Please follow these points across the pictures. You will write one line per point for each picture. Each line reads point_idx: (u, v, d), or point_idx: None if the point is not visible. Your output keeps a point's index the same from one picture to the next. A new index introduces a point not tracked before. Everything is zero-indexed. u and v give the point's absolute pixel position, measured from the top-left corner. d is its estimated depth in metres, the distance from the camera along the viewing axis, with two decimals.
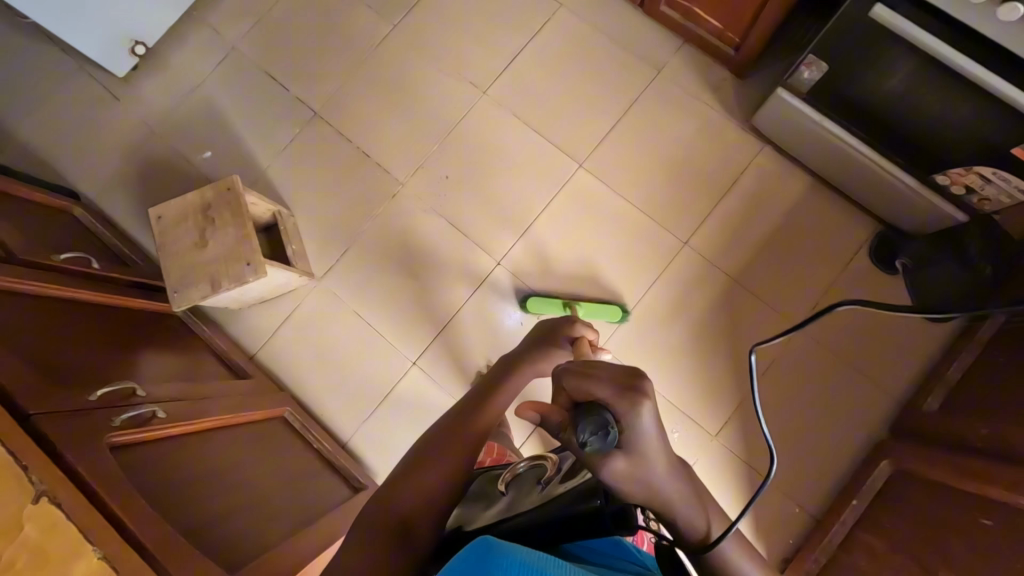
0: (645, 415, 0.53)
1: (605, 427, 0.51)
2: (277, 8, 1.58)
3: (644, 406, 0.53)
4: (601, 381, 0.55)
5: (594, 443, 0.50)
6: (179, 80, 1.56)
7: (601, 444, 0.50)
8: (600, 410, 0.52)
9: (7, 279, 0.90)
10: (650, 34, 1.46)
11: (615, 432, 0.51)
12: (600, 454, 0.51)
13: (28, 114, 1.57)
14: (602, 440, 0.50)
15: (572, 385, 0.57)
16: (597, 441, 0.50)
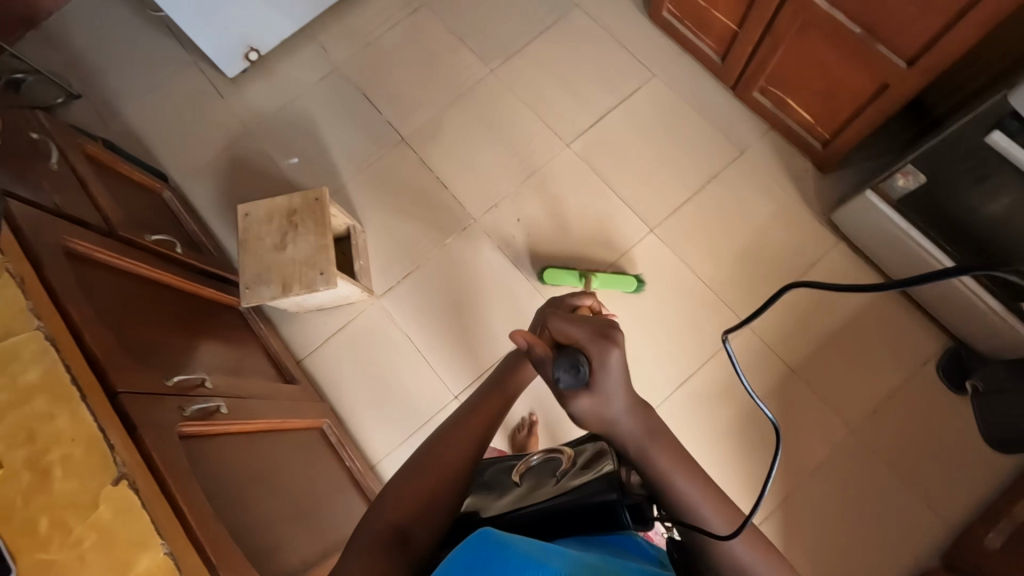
0: (612, 359, 0.61)
1: (577, 365, 0.60)
2: (385, 37, 1.67)
3: (612, 352, 0.61)
4: (580, 329, 0.63)
5: (565, 379, 0.60)
6: (281, 89, 1.65)
7: (570, 381, 0.60)
8: (574, 352, 0.61)
9: (107, 254, 0.94)
10: (738, 115, 1.49)
11: (586, 370, 0.60)
12: (572, 388, 0.60)
13: (138, 96, 1.67)
14: (573, 379, 0.60)
15: (557, 327, 0.65)
16: (568, 376, 0.60)
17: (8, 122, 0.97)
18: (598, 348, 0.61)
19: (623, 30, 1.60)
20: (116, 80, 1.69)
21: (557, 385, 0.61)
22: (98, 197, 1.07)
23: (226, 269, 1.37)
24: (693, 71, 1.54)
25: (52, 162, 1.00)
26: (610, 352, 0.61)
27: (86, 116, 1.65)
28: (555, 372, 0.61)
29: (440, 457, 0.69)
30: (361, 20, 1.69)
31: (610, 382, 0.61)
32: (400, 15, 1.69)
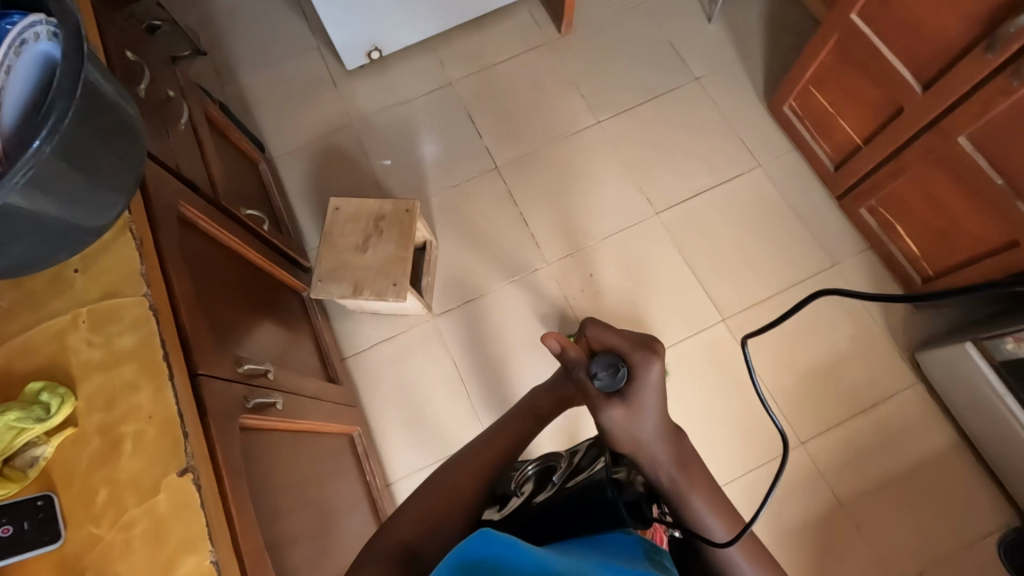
0: (653, 368, 0.59)
1: (614, 366, 0.58)
2: (503, 66, 1.70)
3: (654, 360, 0.59)
4: (617, 335, 0.64)
5: (602, 378, 0.58)
6: (392, 91, 1.69)
7: (608, 381, 0.58)
8: (611, 353, 0.60)
9: (209, 225, 0.95)
10: (837, 227, 1.45)
11: (624, 372, 0.58)
12: (607, 390, 0.58)
13: (258, 67, 1.73)
14: (612, 379, 0.58)
15: (593, 331, 0.66)
16: (605, 376, 0.58)
17: (154, 78, 1.01)
18: (636, 353, 0.60)
19: (737, 113, 1.58)
20: (242, 47, 1.76)
21: (595, 385, 0.59)
22: (211, 162, 1.09)
23: (300, 253, 1.38)
24: (799, 170, 1.51)
25: (181, 123, 1.03)
26: (649, 363, 0.59)
27: (207, 76, 1.72)
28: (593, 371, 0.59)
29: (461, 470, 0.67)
30: (483, 44, 1.73)
31: (647, 398, 0.57)
32: (521, 47, 1.72)
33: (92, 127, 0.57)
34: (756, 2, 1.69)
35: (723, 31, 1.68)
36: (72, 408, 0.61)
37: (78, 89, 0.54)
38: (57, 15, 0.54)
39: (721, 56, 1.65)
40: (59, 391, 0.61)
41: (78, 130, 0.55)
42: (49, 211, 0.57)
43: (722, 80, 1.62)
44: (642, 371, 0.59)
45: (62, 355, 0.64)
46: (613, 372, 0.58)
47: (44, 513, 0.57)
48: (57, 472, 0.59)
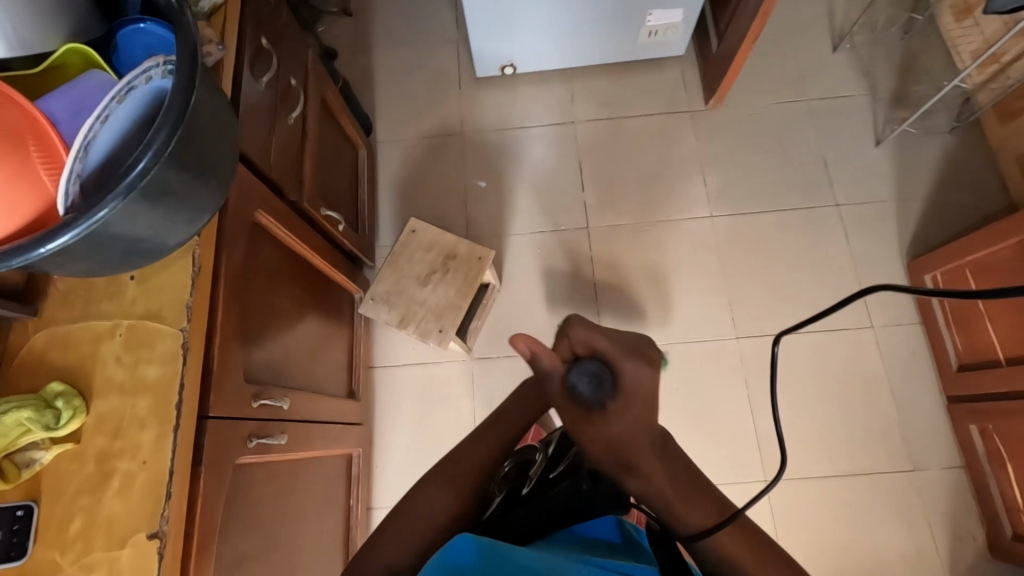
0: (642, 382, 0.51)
1: (597, 379, 0.50)
2: (633, 122, 1.59)
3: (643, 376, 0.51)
4: (606, 339, 0.54)
5: (585, 391, 0.50)
6: (513, 111, 1.62)
7: (591, 395, 0.50)
8: (595, 358, 0.52)
9: (279, 230, 0.93)
10: (934, 429, 1.27)
11: (606, 386, 0.50)
12: (584, 401, 0.50)
13: (393, 48, 1.73)
14: (595, 393, 0.50)
15: (577, 333, 0.55)
16: (585, 387, 0.50)
17: (281, 66, 0.99)
18: (632, 365, 0.51)
19: (866, 259, 1.40)
20: (387, 23, 1.75)
21: (574, 399, 0.51)
22: (308, 158, 1.07)
23: (365, 255, 1.37)
24: (915, 349, 1.32)
25: (292, 115, 1.01)
26: (645, 377, 0.51)
27: (343, 44, 1.74)
28: (575, 383, 0.51)
29: (434, 497, 0.53)
30: (620, 91, 1.62)
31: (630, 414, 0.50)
32: (658, 107, 1.59)
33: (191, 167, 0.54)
34: (940, 140, 1.46)
35: (887, 161, 1.47)
36: (80, 423, 0.61)
37: (183, 124, 0.51)
38: (176, 52, 0.51)
39: (873, 189, 1.46)
40: (74, 402, 0.61)
41: (177, 170, 0.52)
42: (129, 243, 0.54)
43: (863, 216, 1.44)
44: (633, 385, 0.51)
45: (89, 363, 0.63)
46: (599, 388, 0.50)
47: (20, 526, 0.57)
48: (46, 483, 0.59)
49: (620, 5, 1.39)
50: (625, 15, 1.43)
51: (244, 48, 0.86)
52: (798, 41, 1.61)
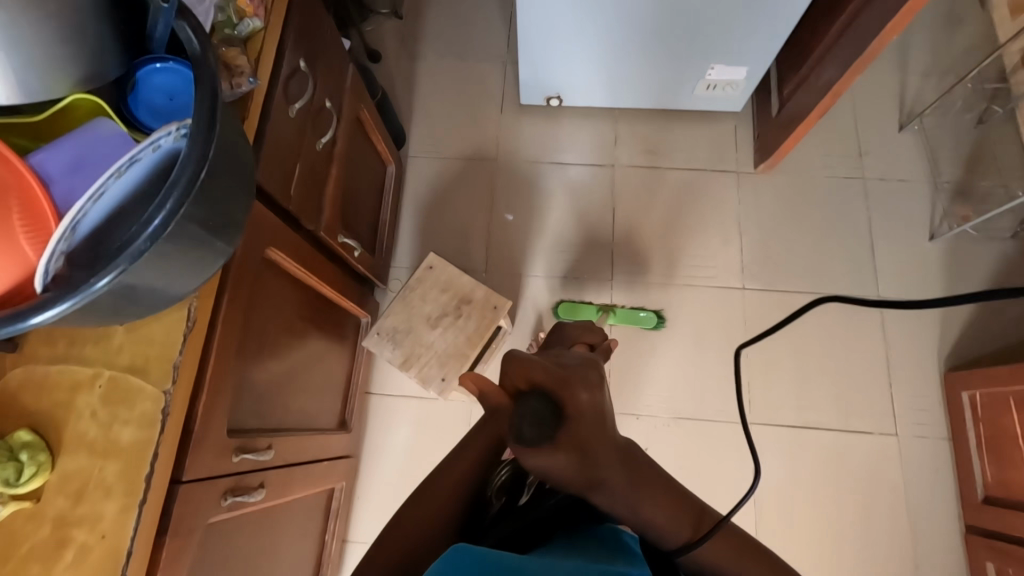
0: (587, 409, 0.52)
1: (536, 419, 0.51)
2: (675, 176, 1.51)
3: (586, 403, 0.52)
4: (543, 370, 0.54)
5: (530, 434, 0.50)
6: (552, 145, 1.55)
7: (536, 435, 0.51)
8: (533, 397, 0.53)
9: (290, 263, 0.88)
10: (942, 554, 1.21)
11: (547, 425, 0.51)
12: (530, 445, 0.50)
13: (439, 57, 1.66)
14: (541, 431, 0.50)
15: (513, 371, 0.55)
16: (529, 430, 0.51)
17: (317, 87, 0.94)
18: (569, 390, 0.53)
19: (901, 360, 1.33)
20: (436, 32, 1.68)
21: (520, 442, 0.51)
22: (333, 183, 1.02)
23: (378, 278, 1.32)
24: (938, 466, 1.26)
25: (322, 140, 0.96)
26: (585, 399, 0.53)
27: (389, 45, 1.68)
28: (518, 425, 0.51)
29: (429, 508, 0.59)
30: (667, 139, 1.54)
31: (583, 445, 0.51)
32: (704, 163, 1.51)
33: (196, 237, 0.49)
34: (1001, 246, 1.37)
35: (939, 259, 1.39)
36: (42, 481, 0.56)
37: (190, 199, 0.46)
38: (193, 114, 0.46)
39: (919, 287, 1.38)
40: (39, 457, 0.56)
41: (179, 242, 0.47)
42: (119, 308, 0.49)
43: (904, 314, 1.36)
44: (578, 410, 0.52)
45: (63, 412, 0.59)
46: (544, 427, 0.51)
47: None
48: None
49: (683, 53, 1.30)
50: (685, 64, 1.34)
51: (278, 72, 0.80)
52: (865, 114, 1.52)
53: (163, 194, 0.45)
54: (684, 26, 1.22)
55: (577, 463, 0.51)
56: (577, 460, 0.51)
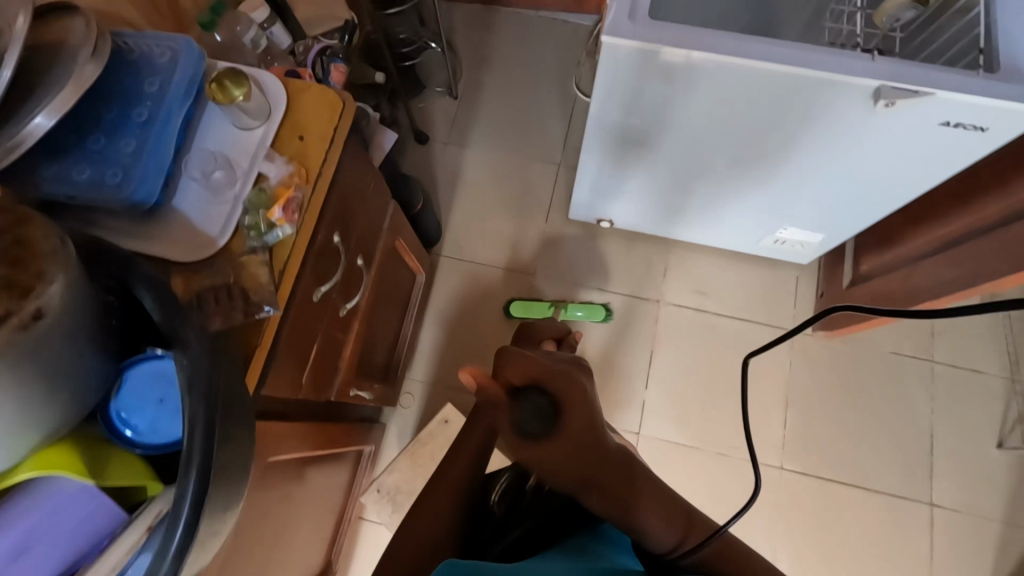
0: (575, 389, 0.64)
1: (533, 407, 0.62)
2: (723, 326, 1.39)
3: (572, 381, 0.65)
4: (535, 362, 0.67)
5: (533, 424, 0.61)
6: (595, 267, 1.44)
7: (537, 425, 0.61)
8: (529, 388, 0.64)
9: (293, 453, 0.80)
10: None
11: (543, 411, 0.62)
12: (530, 432, 0.60)
13: (490, 148, 1.57)
14: (540, 421, 0.61)
15: (509, 363, 0.67)
16: (527, 417, 0.61)
17: (349, 251, 0.83)
18: (564, 385, 0.64)
19: None
20: (489, 122, 1.59)
21: (524, 436, 0.61)
22: (352, 341, 0.92)
23: (387, 405, 1.21)
24: None
25: (347, 305, 0.86)
26: (579, 393, 0.64)
27: (439, 127, 1.59)
28: (520, 416, 0.61)
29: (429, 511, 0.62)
30: (719, 279, 1.42)
31: (571, 420, 0.61)
32: (757, 316, 1.39)
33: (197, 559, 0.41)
34: None
35: (1004, 472, 1.25)
36: None
37: (193, 513, 0.38)
38: (189, 407, 0.39)
39: (979, 500, 1.24)
40: None
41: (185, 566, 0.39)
42: None
43: (958, 530, 1.22)
44: (567, 401, 0.63)
45: None
46: (541, 418, 0.61)
47: None
48: None
49: (757, 216, 1.19)
50: (758, 221, 1.22)
51: (303, 258, 0.69)
52: None
53: (167, 526, 0.38)
54: (765, 196, 1.11)
55: (573, 451, 0.60)
56: (571, 447, 0.60)
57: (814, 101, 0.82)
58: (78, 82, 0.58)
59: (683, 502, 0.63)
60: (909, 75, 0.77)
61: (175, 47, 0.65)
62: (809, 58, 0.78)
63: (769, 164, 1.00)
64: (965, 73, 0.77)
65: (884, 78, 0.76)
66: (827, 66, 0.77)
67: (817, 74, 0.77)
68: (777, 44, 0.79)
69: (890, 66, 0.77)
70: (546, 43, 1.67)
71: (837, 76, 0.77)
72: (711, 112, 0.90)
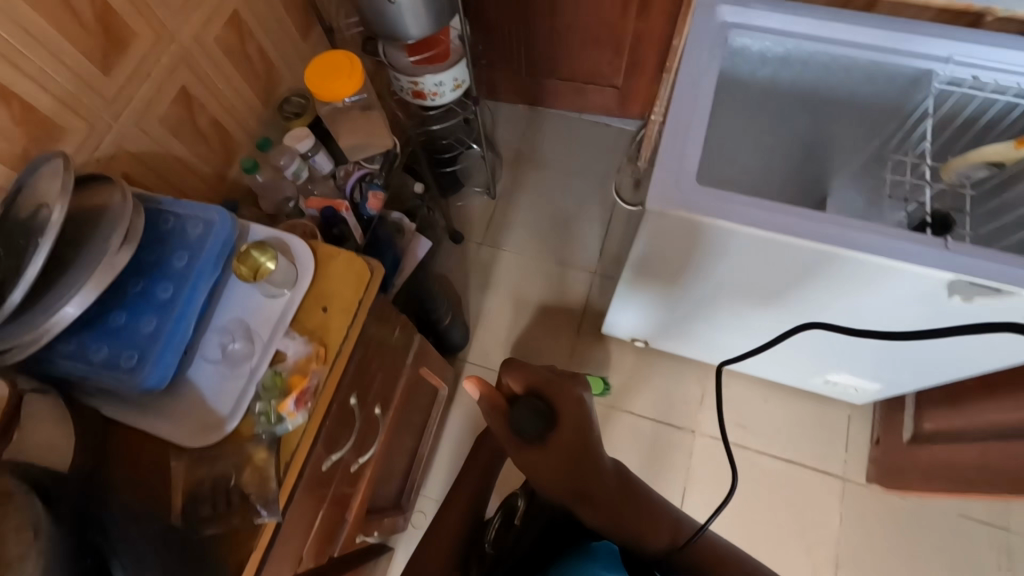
0: (570, 392, 0.74)
1: (530, 407, 0.72)
2: (765, 465, 1.28)
3: (568, 386, 0.74)
4: (536, 371, 0.76)
5: (530, 422, 0.71)
6: (626, 386, 1.38)
7: (532, 423, 0.71)
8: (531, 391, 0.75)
9: None
10: None
11: (539, 412, 0.72)
12: (527, 427, 0.71)
13: (524, 251, 1.55)
14: (536, 423, 0.72)
15: (514, 370, 0.77)
16: (526, 415, 0.72)
17: (367, 403, 0.79)
18: (563, 396, 0.74)
19: None
20: (525, 223, 1.58)
21: (524, 432, 0.71)
22: (364, 488, 0.87)
23: (394, 534, 1.15)
24: None
25: (360, 458, 0.81)
26: (575, 403, 0.73)
27: (476, 226, 1.58)
28: (518, 416, 0.72)
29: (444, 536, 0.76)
30: (761, 412, 1.32)
31: (564, 417, 0.71)
32: (802, 458, 1.28)
33: None
34: None
35: None
36: None
37: None
38: None
39: None
40: None
41: None
42: None
43: None
44: (563, 406, 0.73)
45: None
46: (539, 422, 0.71)
47: None
48: None
49: (802, 355, 1.12)
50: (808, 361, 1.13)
51: (324, 424, 0.67)
52: None
53: None
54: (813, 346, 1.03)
55: (565, 455, 0.69)
56: (563, 448, 0.69)
57: (875, 279, 0.76)
58: (106, 267, 0.58)
59: (670, 509, 0.70)
60: (937, 259, 0.71)
61: (208, 219, 0.65)
62: (857, 238, 0.73)
63: (822, 322, 0.93)
64: (1003, 259, 0.70)
65: (911, 262, 0.71)
66: (848, 243, 0.73)
67: (831, 250, 0.73)
68: (797, 213, 0.75)
69: (913, 245, 0.73)
70: (588, 145, 1.67)
71: (855, 253, 0.72)
72: (759, 274, 0.84)
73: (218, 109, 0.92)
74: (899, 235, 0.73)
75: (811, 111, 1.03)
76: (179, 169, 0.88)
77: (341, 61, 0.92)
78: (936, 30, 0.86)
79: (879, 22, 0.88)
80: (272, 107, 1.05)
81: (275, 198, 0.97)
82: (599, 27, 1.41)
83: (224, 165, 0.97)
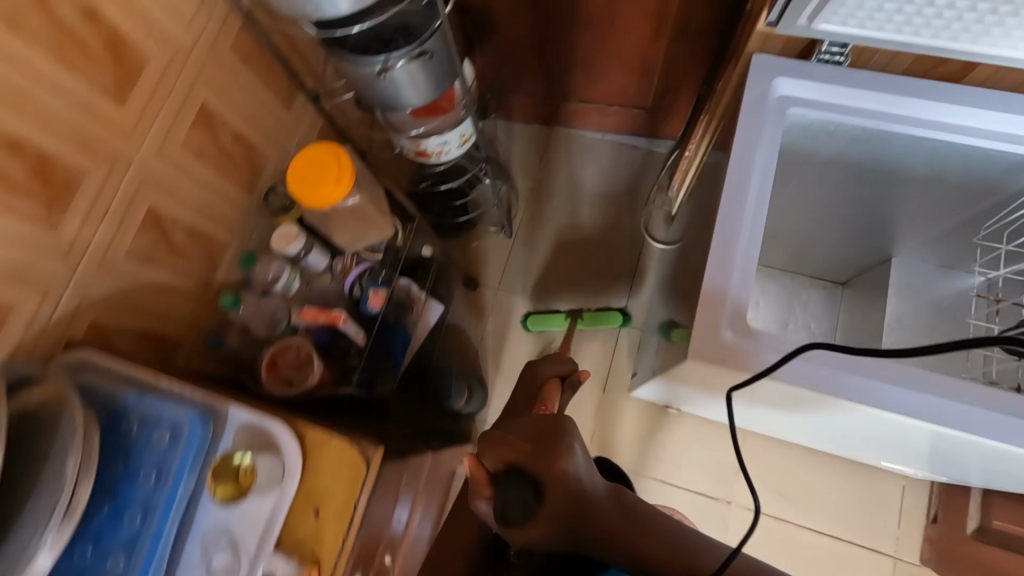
0: (559, 457, 0.52)
1: (514, 500, 0.51)
2: (807, 544, 1.19)
3: (558, 449, 0.53)
4: (512, 438, 0.54)
5: (516, 517, 0.51)
6: (654, 452, 1.30)
7: (520, 516, 0.51)
8: (510, 467, 0.53)
9: None
10: None
11: (523, 503, 0.51)
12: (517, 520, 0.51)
13: (544, 301, 1.43)
14: (523, 512, 0.51)
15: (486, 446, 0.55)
16: (512, 510, 0.51)
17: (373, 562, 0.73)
18: (548, 460, 0.52)
19: None
20: (544, 269, 1.45)
21: (513, 525, 0.51)
22: None
23: None
24: None
25: None
26: (564, 467, 0.52)
27: (491, 269, 1.46)
28: (504, 516, 0.52)
29: None
30: (804, 484, 1.22)
31: (558, 488, 0.51)
32: (848, 535, 1.18)
33: None
34: None
35: None
36: None
37: None
38: None
39: None
40: None
41: None
42: None
43: None
44: (553, 479, 0.52)
45: None
46: (527, 510, 0.51)
47: None
48: None
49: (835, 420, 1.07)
50: (862, 452, 1.02)
51: None
52: None
53: None
54: (867, 447, 0.93)
55: (563, 529, 0.51)
56: (563, 523, 0.51)
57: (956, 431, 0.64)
58: (72, 513, 0.51)
59: (688, 532, 0.53)
60: (930, 410, 0.64)
61: (177, 422, 0.57)
62: (911, 398, 0.65)
63: (882, 440, 0.83)
64: None
65: (917, 417, 0.64)
66: (841, 389, 0.65)
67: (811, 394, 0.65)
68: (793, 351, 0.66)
69: (897, 388, 0.66)
70: (613, 173, 1.51)
71: (849, 402, 0.65)
72: (807, 408, 0.76)
73: (193, 217, 0.82)
74: (890, 375, 0.66)
75: (878, 188, 0.86)
76: (156, 291, 0.78)
77: (327, 158, 0.79)
78: (1016, 105, 0.72)
79: (949, 96, 0.73)
80: (257, 193, 0.93)
81: (266, 311, 0.88)
82: (623, 51, 1.22)
83: (208, 270, 0.87)
